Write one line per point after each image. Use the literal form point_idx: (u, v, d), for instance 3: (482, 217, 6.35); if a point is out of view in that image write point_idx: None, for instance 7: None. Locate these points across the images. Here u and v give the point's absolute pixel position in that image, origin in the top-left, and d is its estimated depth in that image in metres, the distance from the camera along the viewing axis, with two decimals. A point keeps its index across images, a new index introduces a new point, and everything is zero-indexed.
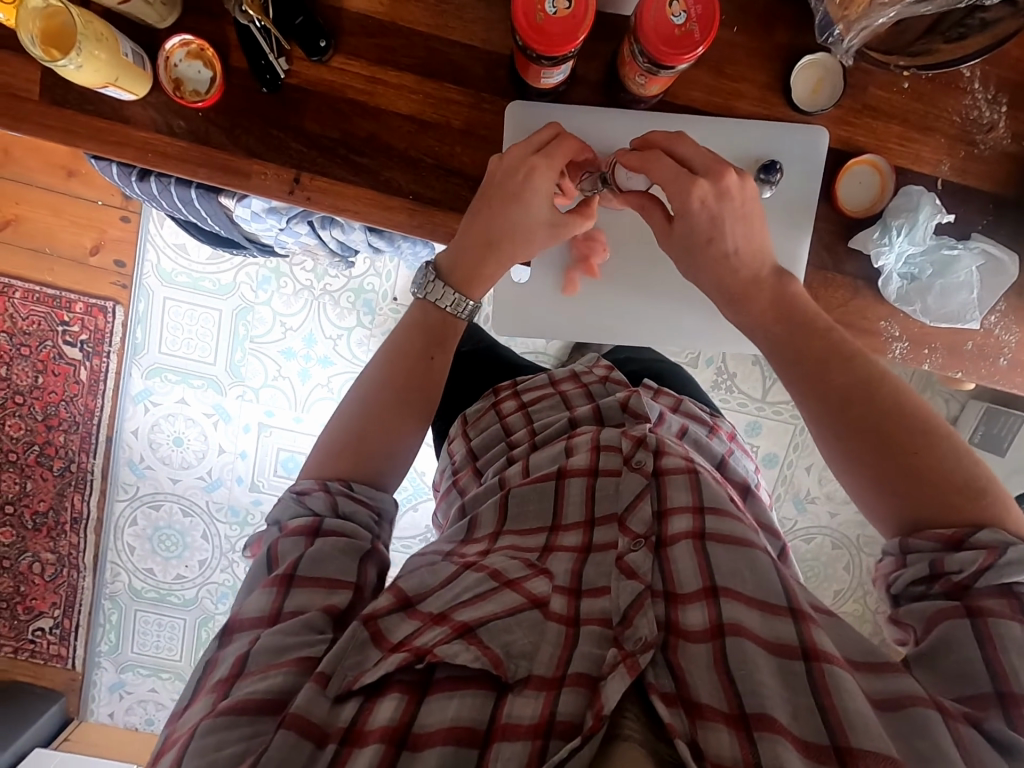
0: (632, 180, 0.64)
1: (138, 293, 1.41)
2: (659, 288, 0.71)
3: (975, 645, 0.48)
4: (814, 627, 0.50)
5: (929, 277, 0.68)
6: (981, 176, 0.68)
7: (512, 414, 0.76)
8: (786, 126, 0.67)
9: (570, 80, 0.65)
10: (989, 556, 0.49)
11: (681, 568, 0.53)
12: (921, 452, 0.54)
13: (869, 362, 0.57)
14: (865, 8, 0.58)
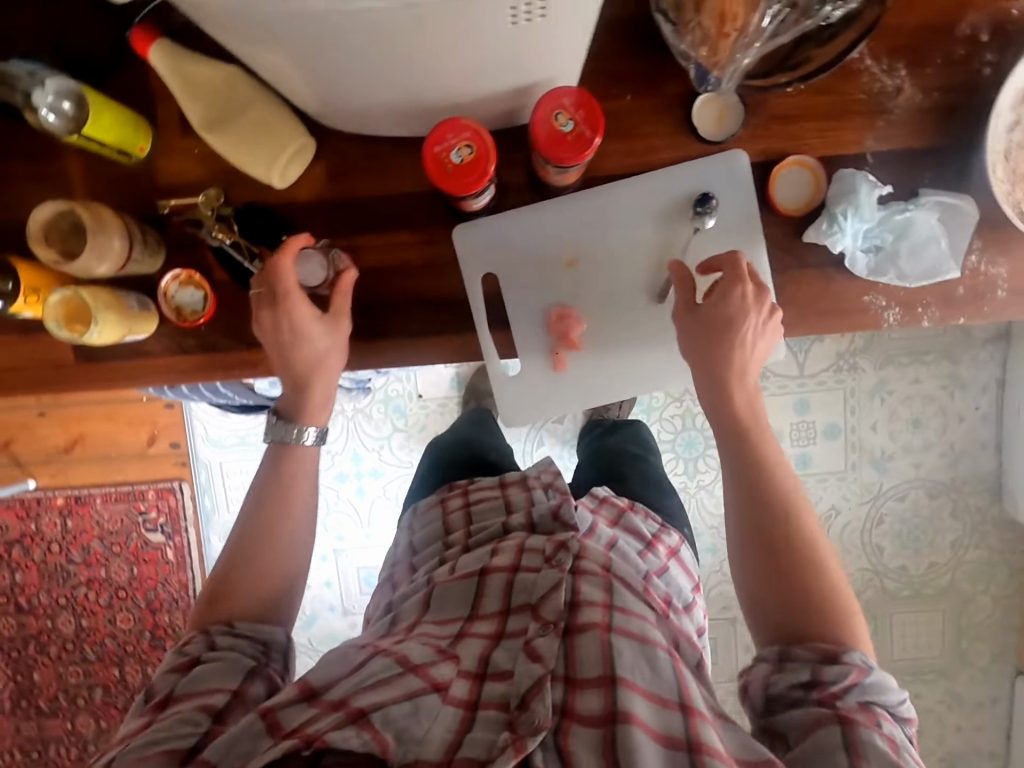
0: (310, 272, 0.69)
1: (197, 466, 1.53)
2: (641, 338, 0.74)
3: (839, 751, 0.53)
4: (701, 719, 0.55)
5: (893, 244, 0.70)
6: (907, 137, 0.70)
7: (455, 511, 0.82)
8: (710, 157, 0.70)
9: (499, 191, 0.71)
10: (860, 673, 0.57)
11: (585, 657, 0.59)
12: (811, 579, 0.62)
13: (785, 476, 0.66)
14: (730, 50, 0.64)
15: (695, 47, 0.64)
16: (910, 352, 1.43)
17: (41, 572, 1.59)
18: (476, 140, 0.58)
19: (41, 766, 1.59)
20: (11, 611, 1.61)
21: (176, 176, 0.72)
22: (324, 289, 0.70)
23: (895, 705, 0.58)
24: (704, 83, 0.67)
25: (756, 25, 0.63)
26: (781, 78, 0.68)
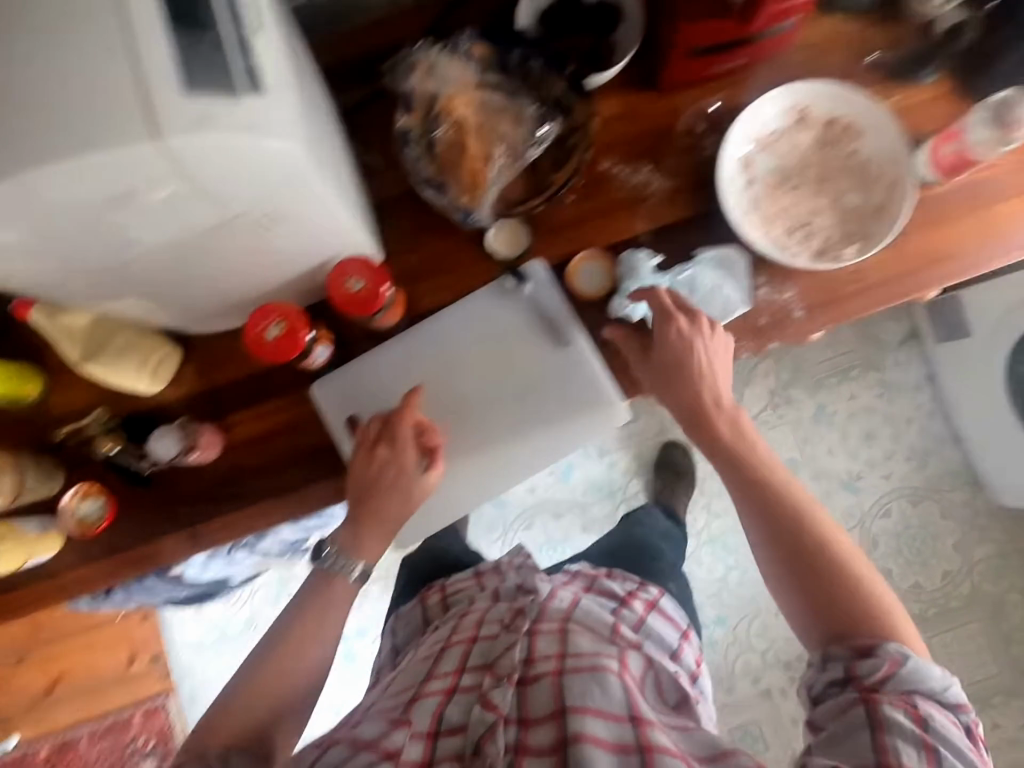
0: (164, 442, 0.76)
1: (180, 674, 1.50)
2: (502, 434, 0.82)
3: (867, 734, 0.58)
4: (651, 729, 0.62)
5: (687, 300, 0.79)
6: (670, 214, 0.82)
7: (434, 604, 0.95)
8: (519, 279, 0.81)
9: (344, 344, 0.81)
10: (895, 664, 0.60)
11: (536, 695, 0.66)
12: (843, 576, 0.66)
13: (781, 483, 0.71)
14: (479, 190, 0.76)
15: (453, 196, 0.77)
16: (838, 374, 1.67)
17: None
18: (286, 316, 0.67)
19: None
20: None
21: (66, 406, 0.81)
22: (184, 456, 0.77)
23: (940, 690, 0.60)
24: (468, 222, 0.77)
25: (494, 171, 0.77)
26: (535, 203, 0.79)
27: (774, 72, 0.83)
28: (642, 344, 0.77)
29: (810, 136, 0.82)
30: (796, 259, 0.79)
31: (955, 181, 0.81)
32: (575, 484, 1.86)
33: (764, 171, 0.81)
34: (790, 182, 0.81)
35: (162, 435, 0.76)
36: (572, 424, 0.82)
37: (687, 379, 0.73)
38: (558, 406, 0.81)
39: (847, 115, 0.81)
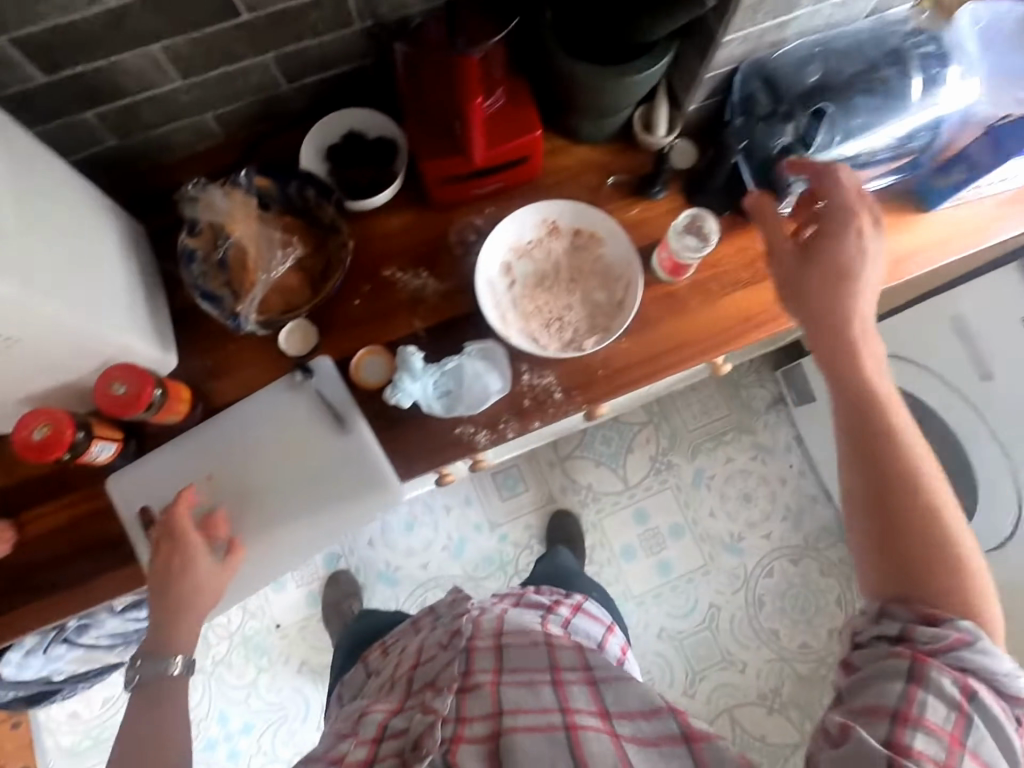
0: None
1: None
2: (293, 516, 0.88)
3: (901, 689, 0.57)
4: (589, 734, 0.64)
5: (456, 387, 0.89)
6: (444, 312, 0.93)
7: (375, 659, 0.98)
8: (306, 374, 0.89)
9: (140, 440, 0.87)
10: (962, 641, 0.58)
11: (472, 702, 0.69)
12: (937, 539, 0.63)
13: (891, 401, 0.69)
14: (246, 297, 0.86)
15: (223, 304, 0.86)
16: (714, 438, 1.99)
17: None
18: (51, 419, 0.73)
19: None
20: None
21: None
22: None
23: (1002, 674, 0.58)
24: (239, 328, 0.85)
25: (263, 281, 0.87)
26: (302, 307, 0.88)
27: (533, 192, 0.97)
28: (801, 243, 0.74)
29: (562, 244, 0.95)
30: (544, 350, 0.90)
31: (689, 279, 0.94)
32: (466, 559, 1.89)
33: (523, 274, 0.94)
34: (546, 283, 0.94)
35: None
36: (358, 503, 0.88)
37: (840, 276, 0.71)
38: (340, 489, 0.88)
39: (590, 226, 0.94)
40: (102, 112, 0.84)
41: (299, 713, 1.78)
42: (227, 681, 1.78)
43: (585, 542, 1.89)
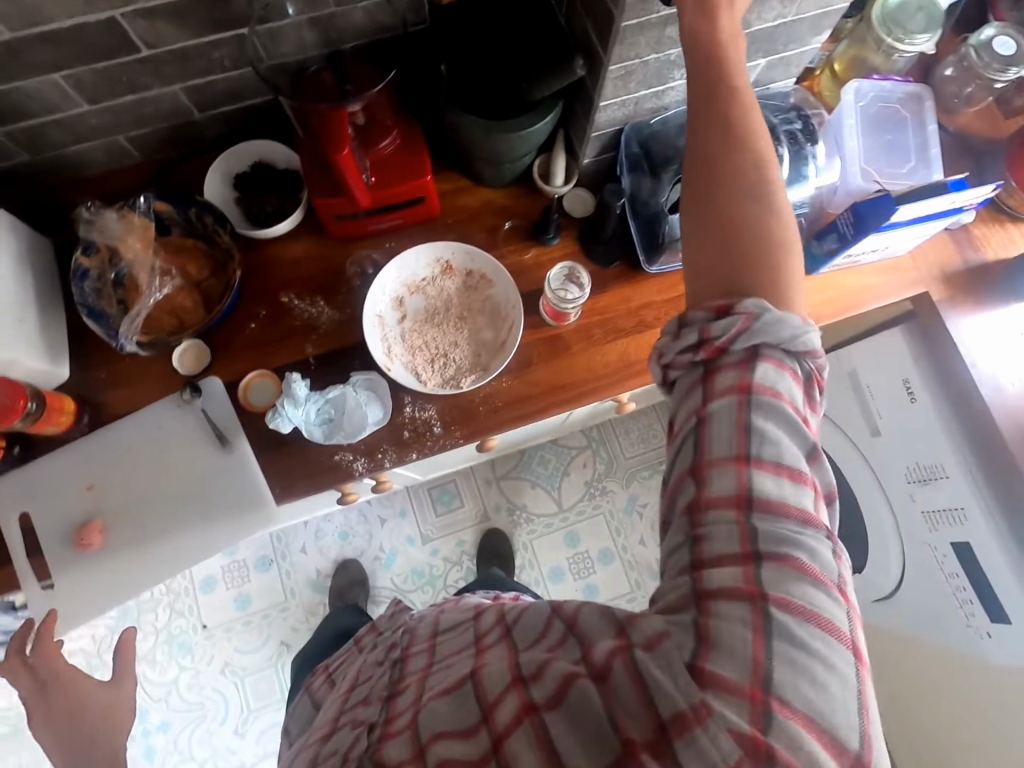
0: None
1: None
2: (164, 530, 0.90)
3: (696, 417, 0.54)
4: (487, 671, 0.51)
5: (337, 414, 0.92)
6: (335, 341, 0.97)
7: (319, 689, 0.87)
8: (194, 393, 0.93)
9: (26, 446, 0.90)
10: (748, 319, 0.54)
11: (401, 699, 0.55)
12: (750, 235, 0.58)
13: (743, 112, 0.62)
14: (127, 316, 0.89)
15: (105, 323, 0.89)
16: (649, 467, 2.04)
17: None
18: None
19: None
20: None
21: None
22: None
23: (790, 344, 0.54)
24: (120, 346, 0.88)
25: (148, 301, 0.90)
26: (188, 327, 0.92)
27: (434, 230, 1.02)
28: None
29: (455, 282, 0.99)
30: (423, 385, 0.94)
31: (574, 323, 0.98)
32: (396, 570, 1.92)
33: (415, 308, 0.98)
34: (436, 318, 0.98)
35: None
36: (226, 522, 0.90)
37: (706, 9, 0.64)
38: (217, 507, 0.91)
39: (481, 268, 0.99)
40: (10, 130, 0.88)
41: (219, 713, 1.79)
42: (150, 678, 1.80)
43: (515, 560, 1.92)
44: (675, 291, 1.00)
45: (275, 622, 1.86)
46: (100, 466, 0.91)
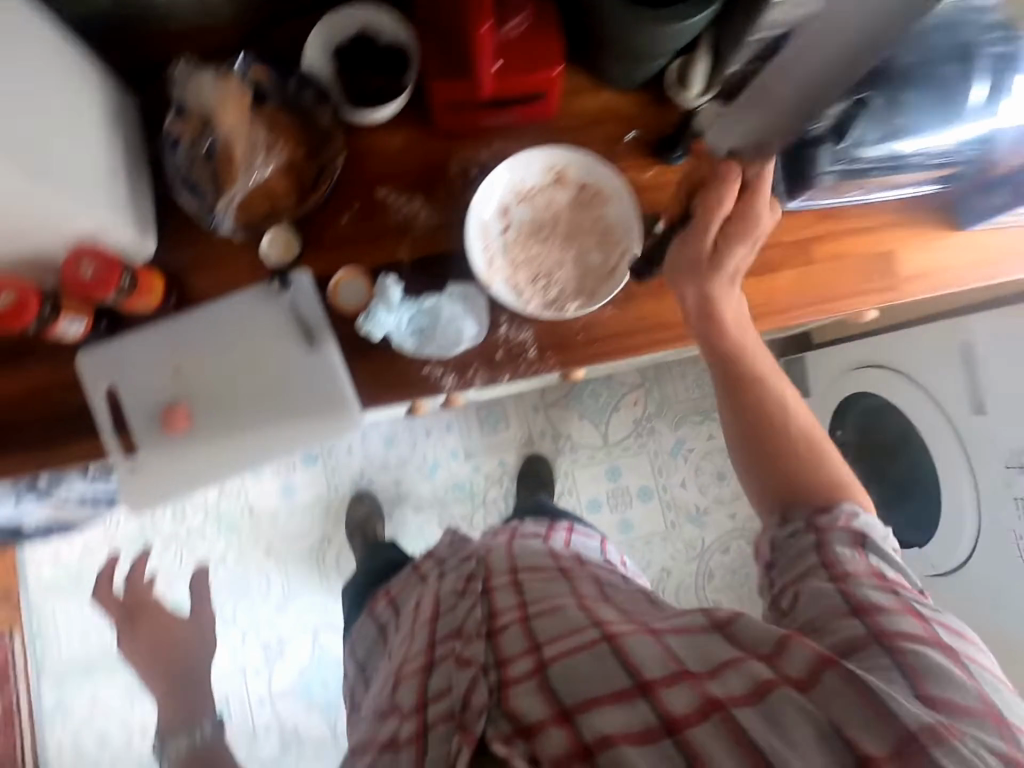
0: None
1: (28, 612, 1.85)
2: (246, 421, 0.88)
3: (826, 573, 0.66)
4: (625, 639, 0.60)
5: (430, 326, 0.87)
6: (430, 246, 0.91)
7: (387, 609, 1.12)
8: (285, 284, 0.89)
9: (113, 321, 0.88)
10: (848, 520, 0.69)
11: (508, 637, 0.63)
12: (808, 465, 0.76)
13: (745, 347, 0.81)
14: (226, 194, 0.84)
15: (202, 199, 0.85)
16: (701, 413, 1.99)
17: None
18: (20, 292, 0.74)
19: None
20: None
21: None
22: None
23: (885, 539, 0.69)
24: (217, 225, 0.85)
25: (250, 179, 0.84)
26: (285, 210, 0.87)
27: (547, 136, 0.92)
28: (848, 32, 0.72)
29: (566, 195, 0.90)
30: (524, 305, 0.87)
31: None
32: (438, 481, 1.95)
33: (519, 220, 0.90)
34: (541, 234, 0.90)
35: None
36: (311, 421, 0.89)
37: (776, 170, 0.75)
38: (301, 404, 0.88)
39: (597, 182, 0.89)
40: None
41: (262, 590, 1.90)
42: (199, 550, 1.90)
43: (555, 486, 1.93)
44: (805, 231, 0.91)
45: (318, 514, 1.93)
46: (187, 347, 0.89)
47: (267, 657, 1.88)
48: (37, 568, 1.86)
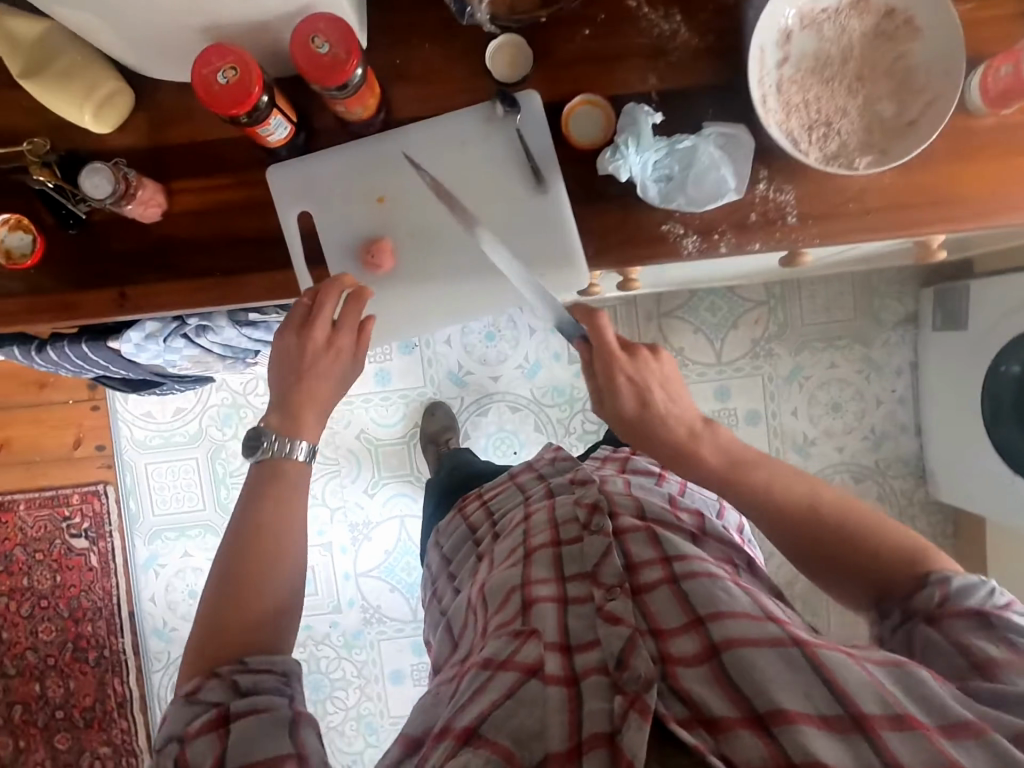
0: (95, 183, 0.70)
1: (122, 469, 1.86)
2: (453, 270, 0.78)
3: (959, 659, 0.55)
4: (819, 648, 0.53)
5: (680, 172, 0.74)
6: (687, 76, 0.75)
7: (477, 512, 0.99)
8: (511, 109, 0.74)
9: (308, 132, 0.75)
10: (943, 588, 0.59)
11: (661, 608, 0.58)
12: (872, 539, 0.65)
13: (741, 446, 0.72)
14: None
15: None
16: (825, 340, 1.84)
17: None
18: (240, 63, 0.60)
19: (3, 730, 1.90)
20: (51, 616, 1.90)
21: (5, 127, 0.75)
22: (117, 202, 0.70)
23: (992, 598, 0.57)
24: (464, 16, 0.72)
25: None
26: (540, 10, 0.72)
27: None
28: None
29: (863, 24, 0.73)
30: (802, 156, 0.73)
31: (1002, 116, 0.74)
32: (538, 383, 1.86)
33: (801, 51, 0.74)
34: (825, 71, 0.74)
35: (93, 172, 0.70)
36: (524, 280, 0.78)
37: None
38: (517, 256, 0.77)
39: (909, 8, 0.72)
40: None
41: (352, 472, 1.88)
42: None
43: None
44: None
45: (412, 404, 1.86)
46: (392, 174, 0.76)
47: (354, 538, 1.88)
48: (130, 428, 1.84)
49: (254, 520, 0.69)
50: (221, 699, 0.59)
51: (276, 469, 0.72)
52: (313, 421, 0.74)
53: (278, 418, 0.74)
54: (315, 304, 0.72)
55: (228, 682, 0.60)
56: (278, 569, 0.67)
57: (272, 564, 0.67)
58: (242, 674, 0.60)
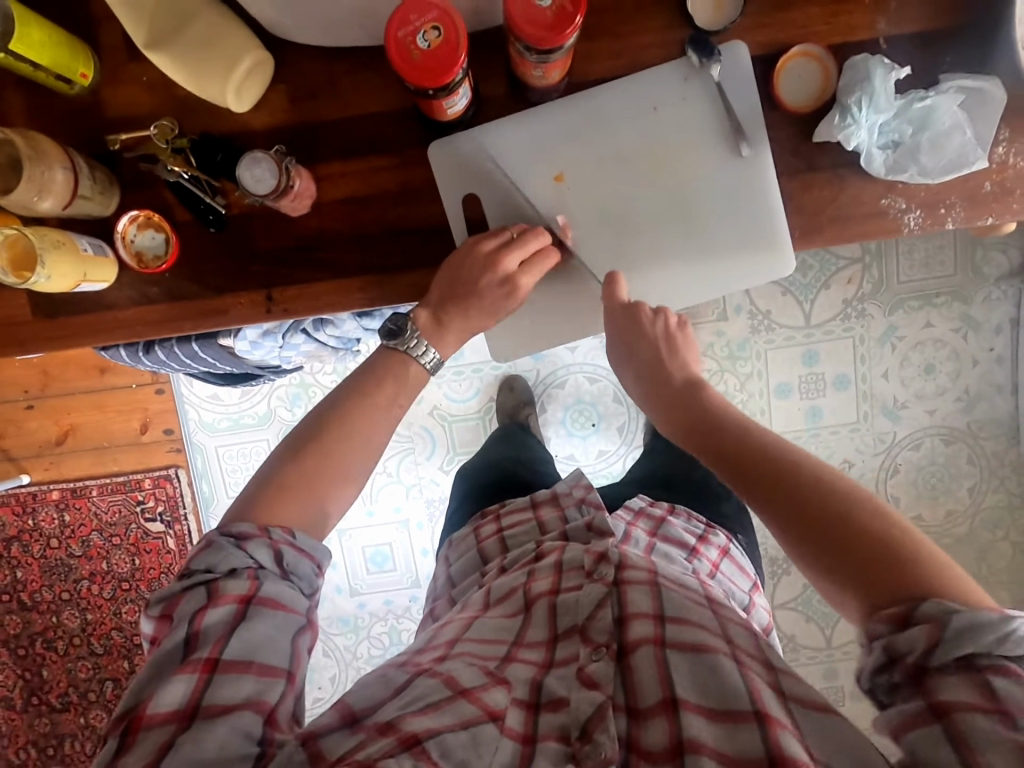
0: (257, 173, 0.61)
1: (192, 451, 1.71)
2: (626, 256, 0.69)
3: (945, 751, 0.40)
4: (782, 730, 0.49)
5: (913, 136, 0.63)
6: (921, 18, 0.63)
7: (489, 538, 0.80)
8: (709, 58, 0.63)
9: (478, 103, 0.66)
10: (930, 629, 0.42)
11: (642, 678, 0.54)
12: (857, 533, 0.48)
13: (722, 410, 0.59)
14: None
15: None
16: (922, 297, 1.40)
17: (42, 567, 1.78)
18: (445, 20, 0.53)
19: (89, 717, 1.78)
20: (132, 597, 1.78)
21: (134, 111, 0.66)
22: (275, 200, 0.62)
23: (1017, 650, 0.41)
24: None
25: None
26: None
27: None
28: None
29: None
30: None
31: None
32: None
33: None
34: None
35: (253, 156, 0.61)
36: (691, 265, 0.69)
37: None
38: (710, 233, 0.68)
39: None
40: None
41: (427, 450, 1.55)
42: None
43: (737, 370, 1.43)
44: None
45: (489, 377, 1.53)
46: (561, 138, 0.67)
47: (430, 514, 1.55)
48: (197, 411, 1.70)
49: (349, 406, 0.62)
50: (266, 564, 0.53)
51: (396, 373, 0.65)
52: (451, 338, 0.67)
53: (425, 316, 0.66)
54: (521, 239, 0.65)
55: (273, 550, 0.53)
56: (345, 461, 0.59)
57: (337, 470, 0.59)
58: (290, 546, 0.54)
